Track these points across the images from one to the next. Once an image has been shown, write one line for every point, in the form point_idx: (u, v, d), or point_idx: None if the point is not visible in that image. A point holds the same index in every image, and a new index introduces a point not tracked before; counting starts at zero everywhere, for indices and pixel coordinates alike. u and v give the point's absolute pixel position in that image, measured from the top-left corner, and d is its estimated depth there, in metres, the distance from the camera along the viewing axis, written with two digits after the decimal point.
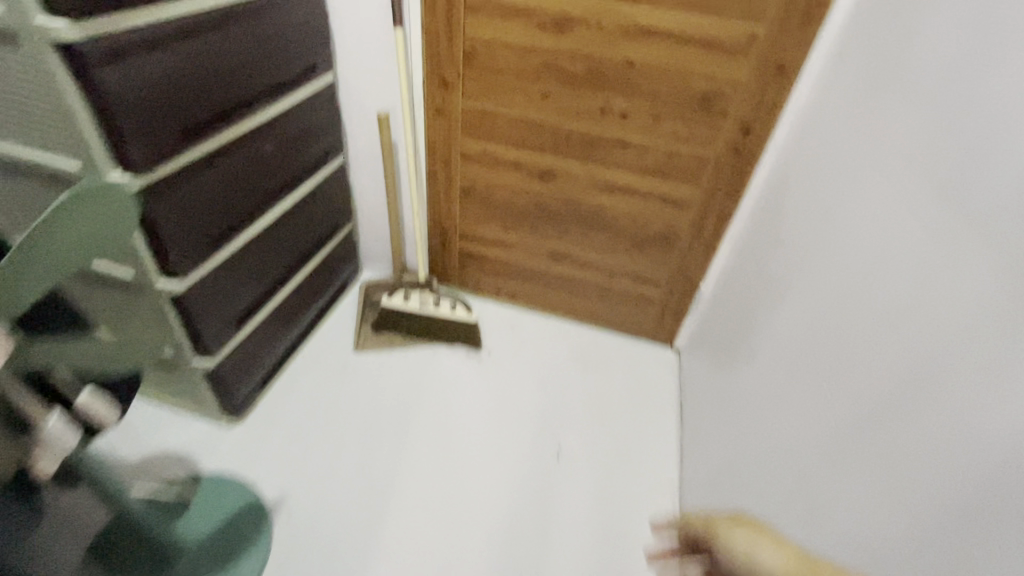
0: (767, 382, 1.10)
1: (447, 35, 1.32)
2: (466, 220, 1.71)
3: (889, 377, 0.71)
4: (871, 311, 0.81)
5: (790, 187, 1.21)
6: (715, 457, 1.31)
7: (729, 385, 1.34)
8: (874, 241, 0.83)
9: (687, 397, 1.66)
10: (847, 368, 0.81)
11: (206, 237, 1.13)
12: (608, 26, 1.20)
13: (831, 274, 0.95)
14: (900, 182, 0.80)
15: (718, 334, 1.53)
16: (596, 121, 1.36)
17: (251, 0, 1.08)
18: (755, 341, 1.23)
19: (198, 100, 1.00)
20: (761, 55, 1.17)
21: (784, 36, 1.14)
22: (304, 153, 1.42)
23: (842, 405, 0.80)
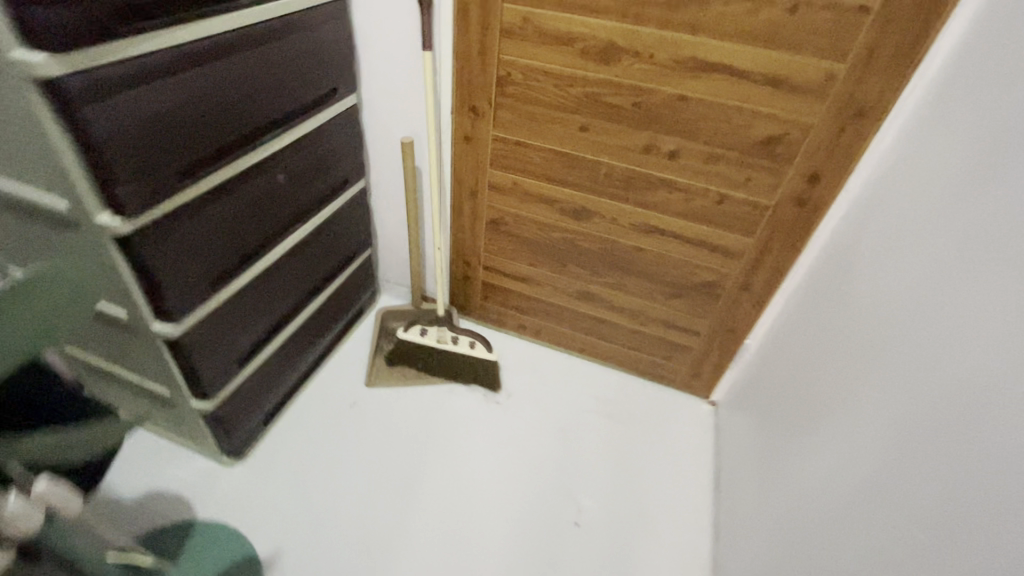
0: (824, 483, 0.94)
1: (481, 60, 1.21)
2: (491, 253, 1.59)
3: (993, 545, 0.55)
4: (964, 441, 0.65)
5: (858, 250, 1.05)
6: (754, 549, 1.15)
7: (772, 467, 1.18)
8: (970, 349, 0.67)
9: (722, 462, 1.50)
10: (933, 509, 0.66)
11: (207, 278, 1.05)
12: (661, 58, 1.06)
13: (909, 374, 0.78)
14: (1014, 282, 0.63)
15: (762, 400, 1.37)
16: (639, 160, 1.22)
17: (267, 22, 0.99)
18: (810, 425, 1.07)
19: (201, 133, 0.91)
20: (839, 97, 1.01)
21: (868, 77, 0.98)
22: (321, 180, 1.32)
23: (927, 556, 0.64)
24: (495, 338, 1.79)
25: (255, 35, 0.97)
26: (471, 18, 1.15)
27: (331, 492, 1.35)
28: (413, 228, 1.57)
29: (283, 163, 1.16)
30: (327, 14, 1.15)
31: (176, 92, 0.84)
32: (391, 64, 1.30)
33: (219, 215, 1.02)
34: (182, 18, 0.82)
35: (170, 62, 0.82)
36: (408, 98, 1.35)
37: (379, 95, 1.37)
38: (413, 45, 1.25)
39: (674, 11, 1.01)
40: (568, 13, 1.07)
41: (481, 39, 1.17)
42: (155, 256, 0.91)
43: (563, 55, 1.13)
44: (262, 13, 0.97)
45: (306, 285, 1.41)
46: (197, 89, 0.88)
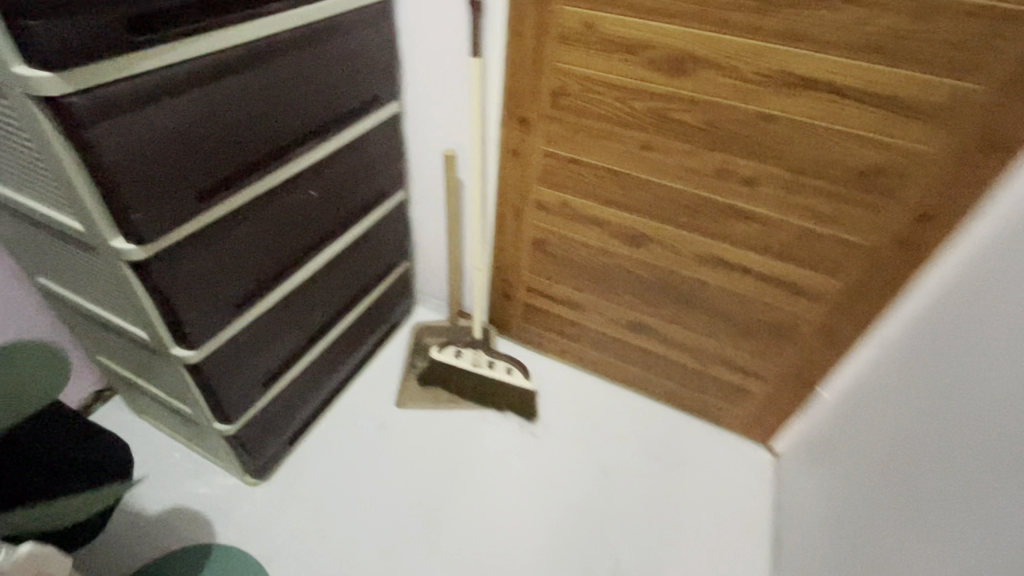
0: None
1: (533, 69, 1.09)
2: (534, 274, 1.48)
3: None
4: None
5: (970, 309, 0.86)
6: None
7: (844, 554, 1.01)
8: None
9: (781, 523, 1.33)
10: None
11: (229, 301, 0.99)
12: (743, 71, 0.91)
13: None
14: None
15: (834, 463, 1.19)
16: (707, 186, 1.07)
17: (301, 28, 0.91)
18: (903, 517, 0.90)
19: (225, 150, 0.85)
20: (967, 123, 0.83)
21: (1009, 100, 0.79)
22: (356, 193, 1.25)
23: None
24: (534, 362, 1.67)
25: (288, 42, 0.89)
26: (525, 22, 1.03)
27: (351, 523, 1.29)
28: (452, 243, 1.48)
29: (315, 178, 1.09)
30: (369, 17, 1.06)
31: (196, 107, 0.77)
32: (436, 70, 1.20)
33: (243, 235, 0.95)
34: (203, 26, 0.75)
35: (190, 75, 0.75)
36: (452, 107, 1.25)
37: (423, 103, 1.28)
38: (460, 51, 1.15)
39: (762, 17, 0.85)
40: (636, 18, 0.94)
41: (534, 45, 1.05)
42: (172, 281, 0.86)
43: (626, 65, 0.99)
44: (295, 18, 0.89)
45: (337, 301, 1.35)
46: (220, 104, 0.81)
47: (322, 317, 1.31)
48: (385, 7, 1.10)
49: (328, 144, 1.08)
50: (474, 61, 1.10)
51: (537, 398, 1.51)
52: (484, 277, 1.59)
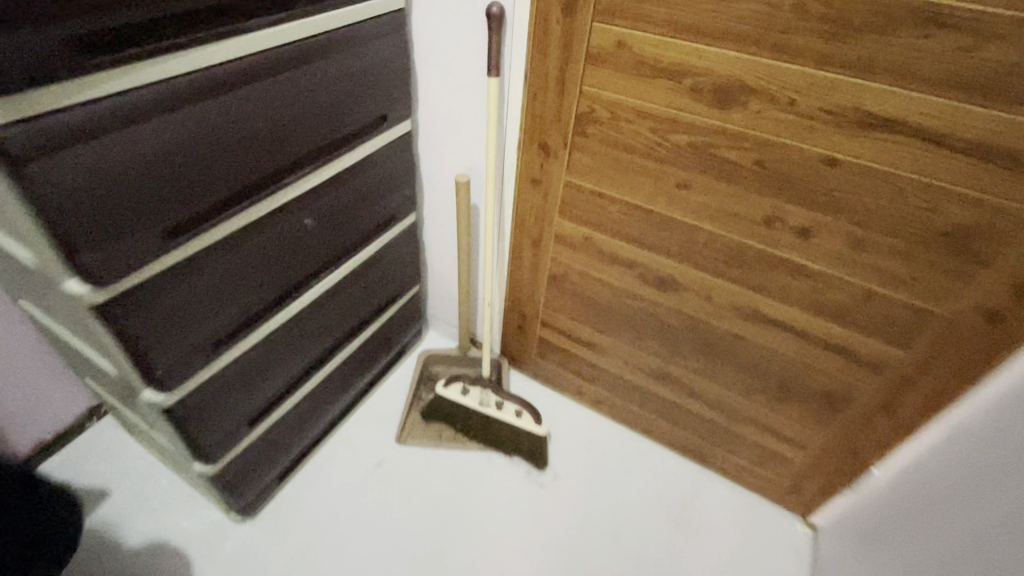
0: None
1: (558, 92, 0.96)
2: (553, 310, 1.35)
3: None
4: None
5: None
6: None
7: None
8: None
9: None
10: None
11: (207, 340, 0.90)
12: (805, 107, 0.76)
13: None
14: None
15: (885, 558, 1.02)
16: (753, 233, 0.92)
17: (292, 45, 0.81)
18: None
19: (198, 183, 0.76)
20: None
21: None
22: (361, 219, 1.15)
23: None
24: (548, 400, 1.55)
25: (277, 62, 0.80)
26: (550, 39, 0.90)
27: (336, 574, 1.19)
28: (465, 272, 1.36)
29: (310, 207, 0.99)
30: (378, 30, 0.96)
31: (163, 138, 0.69)
32: (453, 88, 1.09)
33: (220, 271, 0.87)
34: (175, 49, 0.66)
35: (157, 103, 0.66)
36: (469, 129, 1.14)
37: (438, 122, 1.17)
38: (478, 68, 1.03)
39: (836, 44, 0.70)
40: (680, 39, 0.80)
41: (560, 66, 0.93)
42: (138, 324, 0.78)
43: (666, 92, 0.85)
44: (286, 35, 0.80)
45: (338, 332, 1.25)
46: (195, 134, 0.72)
47: (321, 348, 1.22)
48: (397, 19, 0.99)
49: (327, 168, 0.99)
50: (492, 81, 0.98)
51: (548, 445, 1.38)
52: (499, 308, 1.47)
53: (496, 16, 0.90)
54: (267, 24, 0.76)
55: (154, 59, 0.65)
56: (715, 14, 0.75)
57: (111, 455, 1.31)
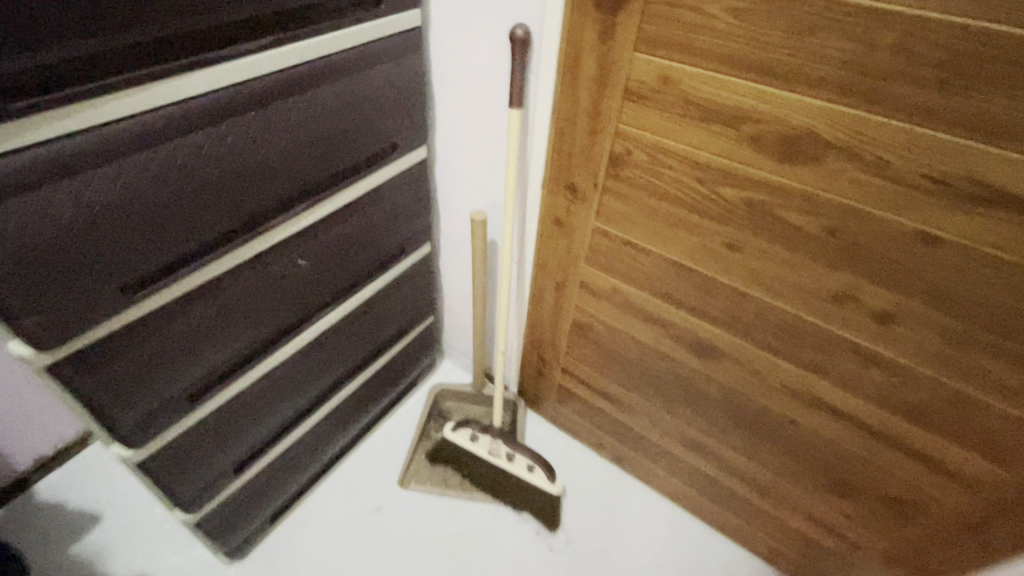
0: None
1: (589, 128, 0.82)
2: (575, 358, 1.21)
3: None
4: None
5: None
6: None
7: None
8: None
9: None
10: None
11: (182, 395, 0.82)
12: (897, 170, 0.61)
13: None
14: None
15: None
16: (816, 310, 0.76)
17: (282, 72, 0.73)
18: None
19: (168, 226, 0.68)
20: None
21: None
22: (367, 255, 1.04)
23: None
24: (566, 450, 1.41)
25: (259, 94, 0.71)
26: (581, 68, 0.77)
27: None
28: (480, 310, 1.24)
29: (308, 247, 0.90)
30: (386, 53, 0.85)
31: (112, 183, 0.61)
32: (472, 114, 0.97)
33: (197, 323, 0.78)
34: (121, 84, 0.58)
35: (101, 145, 0.59)
36: (489, 160, 1.01)
37: (456, 150, 1.05)
38: (500, 94, 0.91)
39: (944, 95, 0.55)
40: (739, 77, 0.65)
41: (592, 99, 0.79)
42: (94, 385, 0.70)
43: (720, 139, 0.70)
44: (270, 64, 0.71)
45: (341, 370, 1.16)
46: (152, 177, 0.64)
47: (320, 388, 1.13)
48: (410, 39, 0.89)
49: (327, 205, 0.89)
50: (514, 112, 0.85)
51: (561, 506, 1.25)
52: (517, 349, 1.35)
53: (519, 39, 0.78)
54: (241, 52, 0.68)
55: (99, 96, 0.57)
56: (787, 49, 0.60)
57: (106, 479, 1.26)
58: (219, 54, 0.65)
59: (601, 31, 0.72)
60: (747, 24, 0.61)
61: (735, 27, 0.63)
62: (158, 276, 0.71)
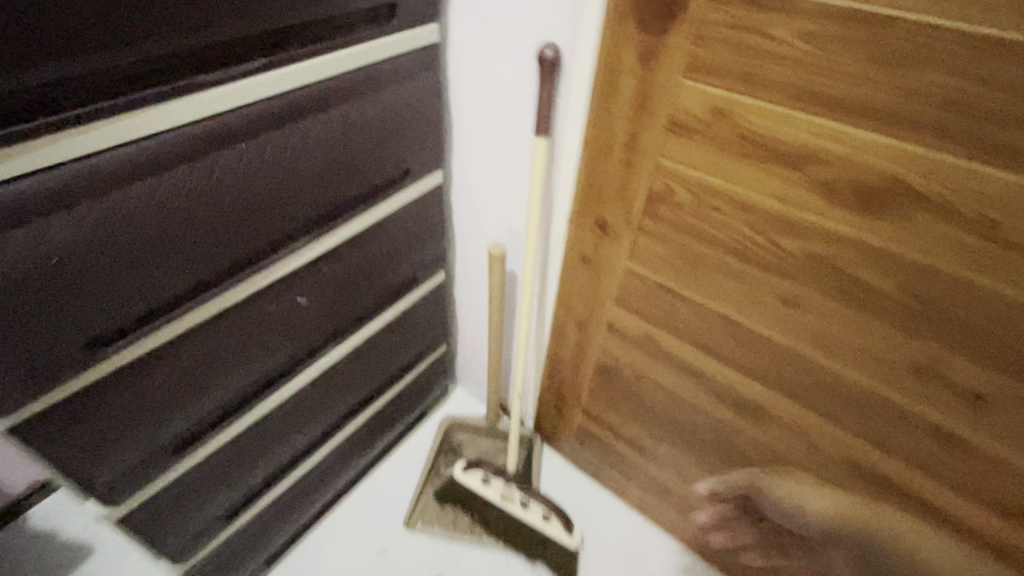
0: None
1: (624, 161, 0.73)
2: (598, 399, 1.11)
3: None
4: None
5: None
6: None
7: None
8: None
9: None
10: None
11: (161, 446, 0.74)
12: (1001, 232, 0.52)
13: None
14: None
15: None
16: (884, 377, 0.67)
17: (281, 97, 0.64)
18: None
19: (147, 272, 0.61)
20: None
21: None
22: (374, 287, 0.96)
23: None
24: (585, 494, 1.31)
25: (255, 121, 0.63)
26: (619, 94, 0.67)
27: None
28: (496, 345, 1.15)
29: (308, 283, 0.82)
30: (399, 72, 0.77)
31: (77, 228, 0.54)
32: (492, 139, 0.88)
33: (177, 370, 0.71)
34: (90, 116, 0.51)
35: (64, 186, 0.51)
36: (511, 189, 0.92)
37: (474, 176, 0.96)
38: (524, 119, 0.82)
39: None
40: (816, 117, 0.56)
41: (630, 129, 0.69)
42: (55, 443, 0.62)
43: (785, 182, 0.61)
44: (268, 88, 0.63)
45: (346, 406, 1.08)
46: (125, 217, 0.57)
47: (324, 427, 1.05)
48: (427, 58, 0.80)
49: (332, 238, 0.81)
50: (539, 140, 0.76)
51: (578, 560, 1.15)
52: (534, 385, 1.25)
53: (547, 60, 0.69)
54: (235, 75, 0.60)
55: (63, 131, 0.50)
56: (880, 83, 0.51)
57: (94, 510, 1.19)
58: (203, 79, 0.57)
59: (644, 54, 0.63)
60: (828, 56, 0.52)
61: (808, 55, 0.53)
62: (133, 325, 0.63)
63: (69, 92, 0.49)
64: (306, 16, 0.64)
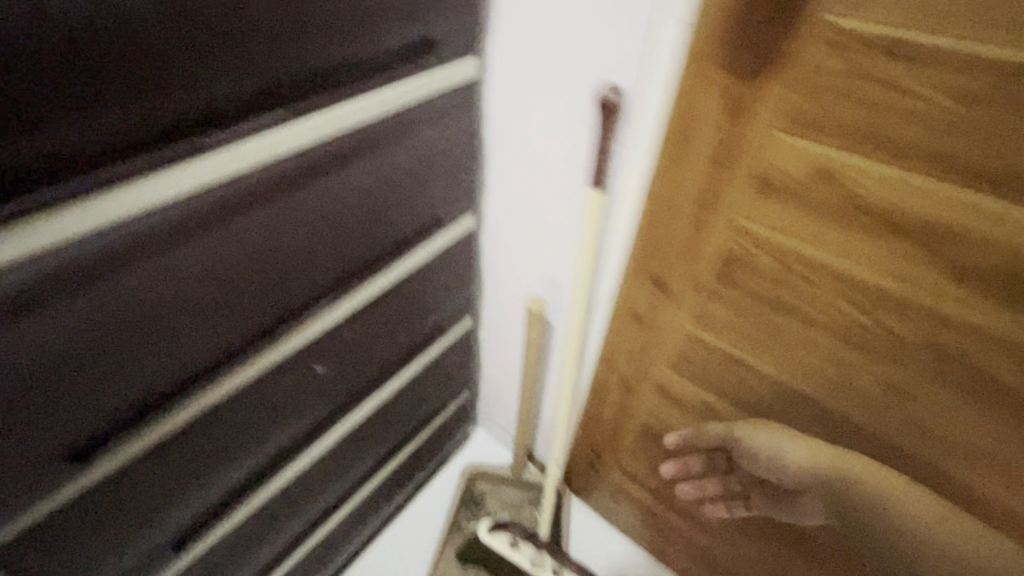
0: None
1: (694, 219, 0.64)
2: (641, 458, 1.01)
3: None
4: None
5: None
6: None
7: None
8: None
9: None
10: None
11: (153, 542, 0.65)
12: None
13: None
14: None
15: None
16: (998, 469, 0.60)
17: (304, 149, 0.53)
18: None
19: (150, 358, 0.52)
20: None
21: None
22: (397, 344, 0.86)
23: None
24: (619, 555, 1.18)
25: (271, 183, 0.53)
26: (694, 146, 0.58)
27: None
28: (529, 398, 1.05)
29: (328, 349, 0.72)
30: (440, 114, 0.68)
31: (55, 318, 0.44)
32: (535, 185, 0.78)
33: (175, 461, 0.61)
34: (76, 192, 0.40)
35: (45, 278, 0.42)
36: (555, 238, 0.83)
37: (511, 219, 0.86)
38: (576, 166, 0.72)
39: None
40: (944, 181, 0.48)
41: (706, 186, 0.60)
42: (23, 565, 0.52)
43: (899, 252, 0.53)
44: (282, 145, 0.51)
45: (366, 466, 0.99)
46: (116, 305, 0.47)
47: (339, 492, 0.96)
48: (466, 95, 0.71)
49: (356, 297, 0.71)
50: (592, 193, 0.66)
51: None
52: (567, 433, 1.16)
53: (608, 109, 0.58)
54: (247, 134, 0.48)
55: (41, 213, 0.39)
56: None
57: None
58: (215, 135, 0.46)
59: (731, 104, 0.54)
60: (970, 116, 0.44)
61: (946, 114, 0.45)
62: (126, 422, 0.54)
63: (59, 162, 0.39)
64: (349, 59, 0.55)
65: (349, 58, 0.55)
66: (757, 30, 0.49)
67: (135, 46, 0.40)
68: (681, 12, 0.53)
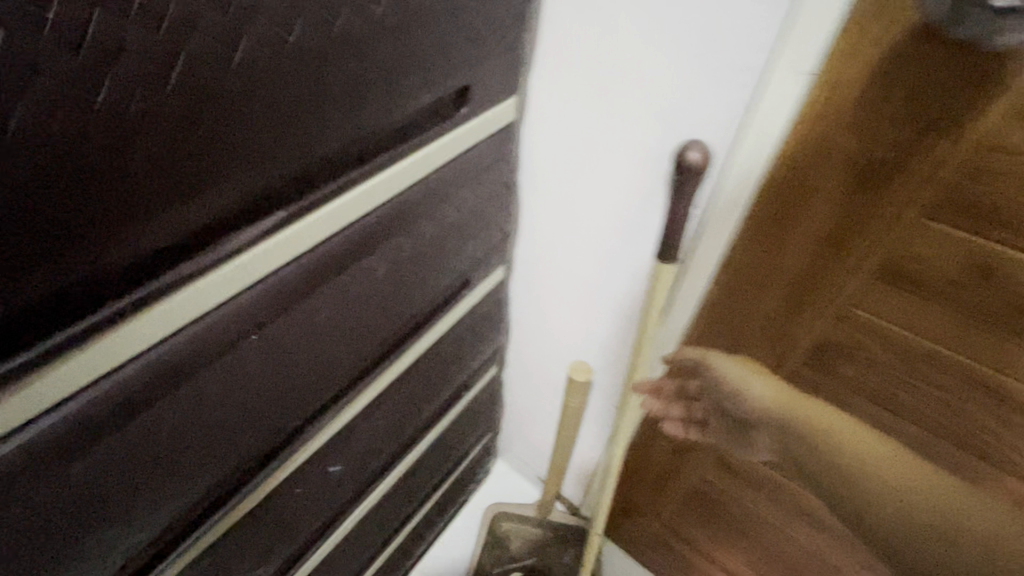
0: None
1: (789, 299, 0.56)
2: (690, 504, 0.93)
3: None
4: None
5: None
6: None
7: None
8: None
9: None
10: None
11: None
12: None
13: None
14: None
15: None
16: None
17: (332, 238, 0.46)
18: None
19: (167, 488, 0.46)
20: None
21: None
22: (418, 414, 0.76)
23: None
24: None
25: (290, 284, 0.45)
26: (805, 206, 0.50)
27: None
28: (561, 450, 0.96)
29: (344, 443, 0.64)
30: (473, 165, 0.58)
31: (85, 455, 0.38)
32: (582, 238, 0.70)
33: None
34: (80, 335, 0.34)
35: (54, 437, 0.36)
36: (602, 294, 0.74)
37: (547, 268, 0.77)
38: (632, 222, 0.64)
39: None
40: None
41: (815, 267, 0.52)
42: None
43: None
44: (311, 235, 0.44)
45: (389, 534, 0.90)
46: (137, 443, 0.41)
47: (357, 567, 0.87)
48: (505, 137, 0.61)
49: (382, 377, 0.63)
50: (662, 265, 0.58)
51: None
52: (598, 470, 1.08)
53: (685, 173, 0.49)
54: (267, 230, 0.41)
55: (61, 360, 0.34)
56: None
57: None
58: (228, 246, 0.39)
59: (853, 180, 0.47)
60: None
61: None
62: (136, 557, 0.48)
63: (88, 294, 0.34)
64: (373, 123, 0.45)
65: (373, 121, 0.45)
66: (893, 104, 0.42)
67: (163, 154, 0.33)
68: (797, 62, 0.45)
